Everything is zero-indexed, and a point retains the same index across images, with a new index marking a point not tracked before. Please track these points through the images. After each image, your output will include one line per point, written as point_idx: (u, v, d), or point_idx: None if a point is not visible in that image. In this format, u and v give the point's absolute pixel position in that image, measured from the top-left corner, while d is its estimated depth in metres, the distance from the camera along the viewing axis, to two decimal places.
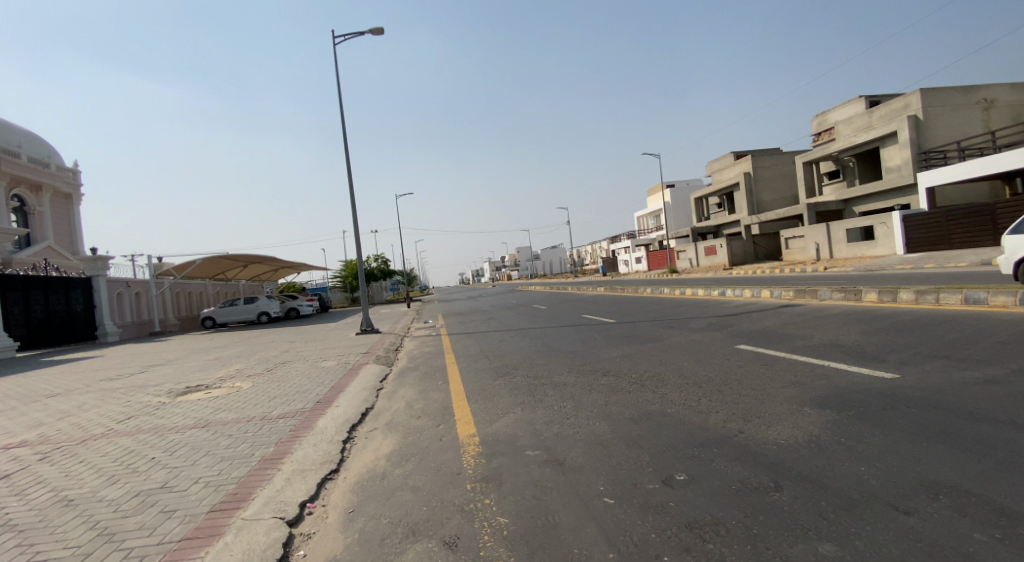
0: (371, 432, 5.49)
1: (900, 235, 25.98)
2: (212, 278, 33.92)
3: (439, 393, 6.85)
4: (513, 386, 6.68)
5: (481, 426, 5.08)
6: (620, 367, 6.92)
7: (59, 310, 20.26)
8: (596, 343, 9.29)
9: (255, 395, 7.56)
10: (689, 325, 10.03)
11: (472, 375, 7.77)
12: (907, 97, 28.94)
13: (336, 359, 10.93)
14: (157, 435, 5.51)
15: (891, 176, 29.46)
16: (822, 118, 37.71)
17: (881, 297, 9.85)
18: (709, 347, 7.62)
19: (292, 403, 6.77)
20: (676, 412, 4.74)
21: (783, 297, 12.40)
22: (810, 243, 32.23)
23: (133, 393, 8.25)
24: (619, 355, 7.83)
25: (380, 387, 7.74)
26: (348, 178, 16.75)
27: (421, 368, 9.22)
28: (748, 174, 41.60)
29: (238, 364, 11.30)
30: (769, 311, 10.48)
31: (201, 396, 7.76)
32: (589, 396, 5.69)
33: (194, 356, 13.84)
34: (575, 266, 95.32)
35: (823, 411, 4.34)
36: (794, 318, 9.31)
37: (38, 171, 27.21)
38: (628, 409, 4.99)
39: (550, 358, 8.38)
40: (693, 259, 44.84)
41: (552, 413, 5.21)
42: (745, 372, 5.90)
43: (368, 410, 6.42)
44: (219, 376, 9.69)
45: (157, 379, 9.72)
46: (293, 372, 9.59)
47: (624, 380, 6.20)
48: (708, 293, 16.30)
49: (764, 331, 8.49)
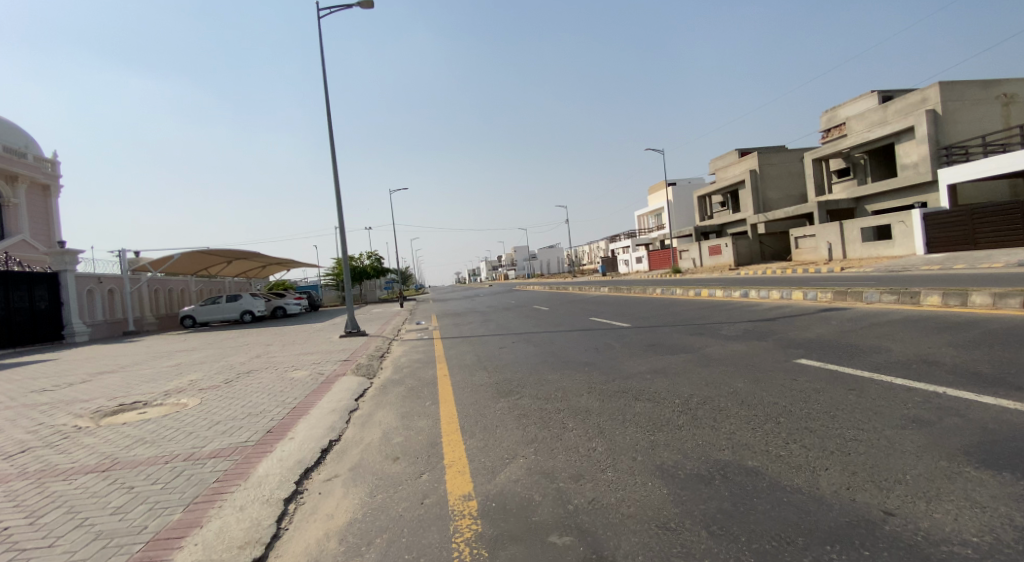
0: (328, 484, 3.98)
1: (920, 234, 24.61)
2: (193, 275, 32.28)
3: (425, 422, 5.33)
4: (520, 412, 5.19)
5: (478, 484, 3.58)
6: (655, 389, 5.44)
7: (21, 308, 18.71)
8: (615, 354, 7.78)
9: (195, 419, 6.04)
10: (721, 332, 8.58)
11: (468, 395, 6.26)
12: (924, 91, 27.61)
13: (308, 369, 9.35)
14: (36, 484, 4.03)
15: (907, 173, 28.08)
16: (832, 113, 36.41)
17: (946, 301, 8.44)
18: (760, 361, 6.13)
19: (238, 433, 5.30)
20: (762, 467, 3.31)
21: (820, 300, 10.95)
22: (821, 243, 30.85)
23: (50, 414, 6.71)
24: (648, 371, 6.32)
25: (352, 410, 6.21)
26: (334, 163, 15.33)
27: (405, 383, 7.70)
28: (754, 171, 40.24)
29: (197, 373, 9.83)
30: (814, 316, 8.96)
31: (131, 418, 6.29)
32: (623, 431, 4.26)
33: (155, 360, 12.32)
34: (573, 266, 93.99)
35: (996, 474, 2.93)
36: (852, 325, 7.77)
37: (14, 160, 25.61)
38: (688, 460, 3.52)
39: (561, 372, 6.88)
40: (697, 259, 43.56)
41: (579, 461, 3.76)
42: (829, 400, 4.46)
43: (332, 444, 4.93)
44: (166, 389, 8.12)
45: (91, 393, 8.13)
46: (256, 385, 8.10)
47: (665, 408, 4.74)
48: (728, 293, 14.86)
49: (819, 341, 7.04)
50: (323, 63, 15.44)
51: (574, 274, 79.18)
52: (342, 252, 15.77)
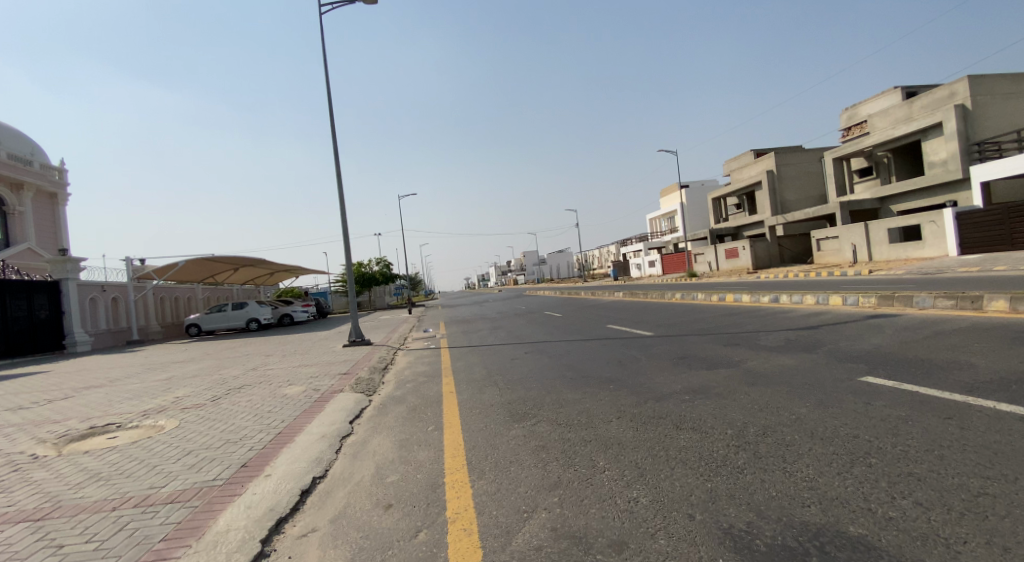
0: (301, 543, 3.20)
1: (953, 235, 23.43)
2: (200, 283, 31.84)
3: (425, 454, 4.53)
4: (539, 444, 4.37)
5: (489, 551, 2.75)
6: (698, 416, 4.58)
7: (18, 317, 18.22)
8: (641, 368, 6.92)
9: (166, 447, 5.31)
10: (758, 343, 7.67)
11: (477, 418, 5.43)
12: (952, 85, 26.45)
13: (303, 384, 8.60)
14: None
15: (935, 171, 26.87)
16: (853, 111, 35.26)
17: (1013, 306, 7.46)
18: (819, 380, 5.25)
19: (210, 467, 4.56)
20: (871, 537, 2.45)
21: (863, 305, 10.01)
22: (845, 245, 29.70)
23: (11, 441, 6.02)
24: (686, 391, 5.42)
25: (345, 435, 5.44)
26: (337, 163, 14.65)
27: (407, 401, 6.88)
28: (771, 172, 39.19)
29: (187, 387, 9.14)
30: (863, 324, 7.99)
31: (98, 446, 5.58)
32: (669, 475, 3.42)
33: (147, 373, 11.65)
34: (584, 270, 92.44)
35: None
36: (912, 334, 6.79)
37: (20, 169, 25.38)
38: (768, 524, 2.67)
39: (582, 391, 6.03)
40: (713, 262, 42.50)
41: (619, 520, 2.92)
42: (924, 431, 3.58)
43: (315, 484, 4.15)
44: (146, 408, 7.41)
45: (65, 413, 7.44)
46: (245, 403, 7.36)
47: (717, 443, 3.89)
48: (754, 298, 13.91)
49: (877, 353, 6.12)
50: (326, 60, 14.84)
51: (585, 278, 78.29)
52: (346, 256, 15.08)
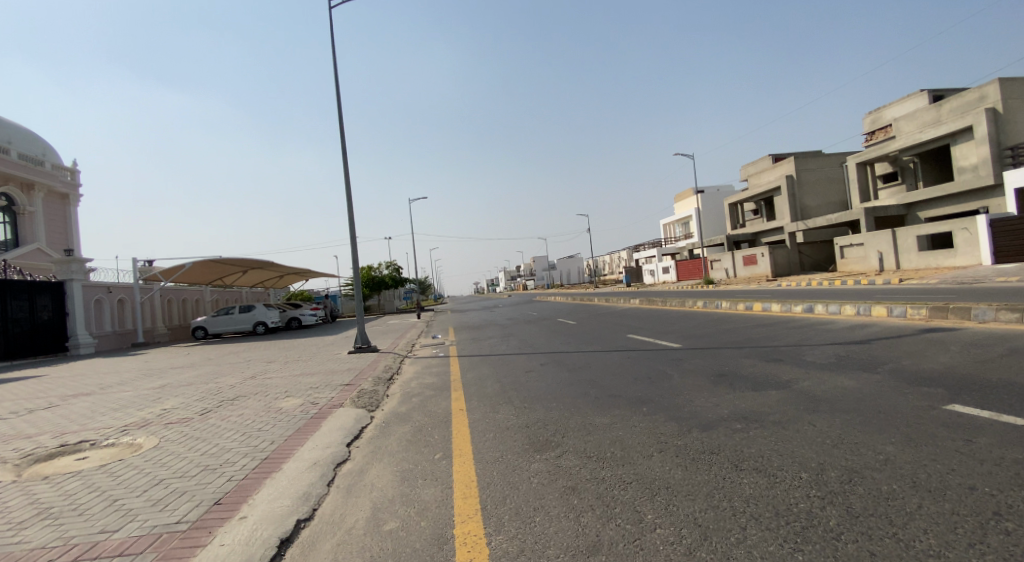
0: None
1: (986, 243, 22.38)
2: (208, 285, 31.47)
3: (431, 493, 3.80)
4: (569, 485, 3.61)
5: None
6: (760, 452, 3.80)
7: (20, 318, 17.76)
8: (675, 387, 6.14)
9: (136, 473, 4.61)
10: (806, 359, 6.86)
11: (492, 446, 4.70)
12: (983, 88, 25.41)
13: (302, 396, 7.90)
14: None
15: (966, 177, 25.81)
16: (877, 114, 34.25)
17: None
18: (894, 407, 4.47)
19: (179, 504, 3.84)
20: None
21: (911, 317, 9.17)
22: (871, 252, 28.66)
23: None
24: (736, 418, 4.65)
25: (340, 461, 4.73)
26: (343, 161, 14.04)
27: (413, 420, 6.16)
28: (791, 178, 38.18)
29: (176, 398, 8.46)
30: (921, 339, 7.15)
31: (61, 469, 4.89)
32: (741, 540, 2.66)
33: (141, 380, 11.04)
34: (596, 276, 91.24)
35: None
36: (986, 352, 5.96)
37: (31, 169, 25.11)
38: None
39: (611, 414, 5.28)
40: (730, 269, 41.46)
41: None
42: None
43: (298, 530, 3.43)
44: (127, 423, 6.73)
45: (42, 426, 6.80)
46: (236, 418, 6.66)
47: (791, 491, 3.14)
48: (784, 308, 13.07)
49: (954, 375, 5.29)
50: (333, 55, 14.25)
51: (597, 285, 77.45)
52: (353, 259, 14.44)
